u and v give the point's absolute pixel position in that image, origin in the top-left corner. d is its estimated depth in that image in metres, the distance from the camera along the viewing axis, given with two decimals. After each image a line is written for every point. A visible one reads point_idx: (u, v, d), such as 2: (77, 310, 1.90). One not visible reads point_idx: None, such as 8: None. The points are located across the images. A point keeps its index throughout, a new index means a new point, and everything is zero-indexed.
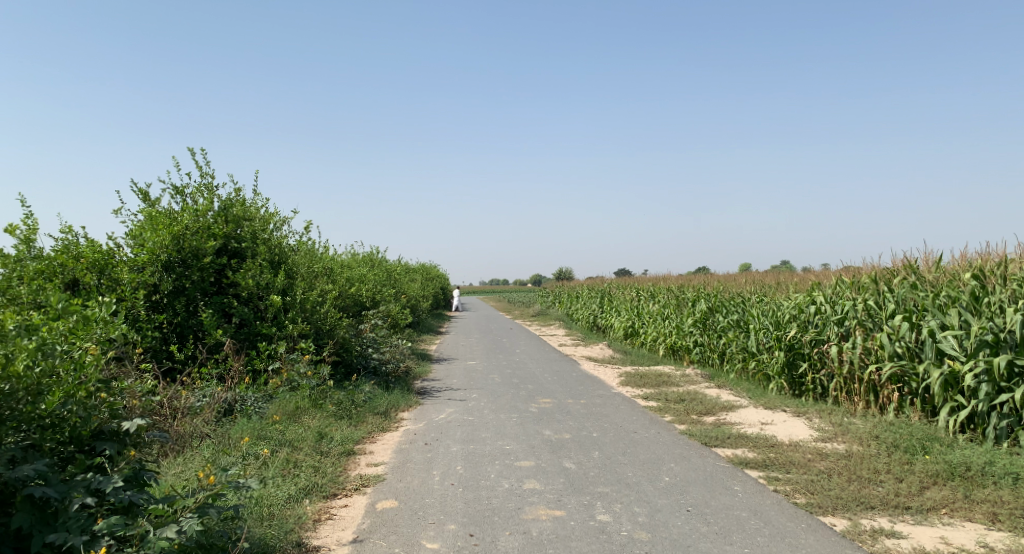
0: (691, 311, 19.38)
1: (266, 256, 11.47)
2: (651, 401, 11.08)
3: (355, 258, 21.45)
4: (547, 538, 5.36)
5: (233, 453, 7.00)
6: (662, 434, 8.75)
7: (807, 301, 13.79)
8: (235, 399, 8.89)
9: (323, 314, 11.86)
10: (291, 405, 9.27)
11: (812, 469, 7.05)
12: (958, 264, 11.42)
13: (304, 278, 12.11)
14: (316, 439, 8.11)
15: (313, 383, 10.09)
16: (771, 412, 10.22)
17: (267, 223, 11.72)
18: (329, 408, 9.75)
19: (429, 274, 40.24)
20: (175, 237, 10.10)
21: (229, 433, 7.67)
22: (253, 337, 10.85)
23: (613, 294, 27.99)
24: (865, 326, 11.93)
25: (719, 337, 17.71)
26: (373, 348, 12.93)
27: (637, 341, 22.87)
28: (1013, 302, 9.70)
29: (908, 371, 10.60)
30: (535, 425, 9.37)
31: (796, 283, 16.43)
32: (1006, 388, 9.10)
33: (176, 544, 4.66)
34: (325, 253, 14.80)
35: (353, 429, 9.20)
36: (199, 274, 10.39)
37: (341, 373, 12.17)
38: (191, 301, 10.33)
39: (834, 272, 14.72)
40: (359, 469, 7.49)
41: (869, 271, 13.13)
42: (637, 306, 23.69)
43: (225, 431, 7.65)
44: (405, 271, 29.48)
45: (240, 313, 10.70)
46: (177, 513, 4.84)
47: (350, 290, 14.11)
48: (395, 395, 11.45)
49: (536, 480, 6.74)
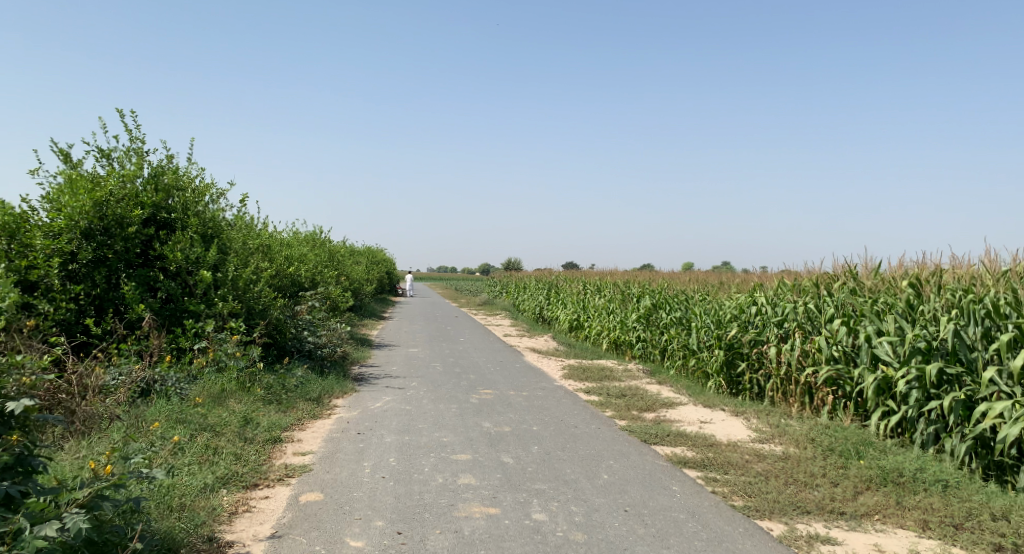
0: (636, 306, 19.38)
1: (197, 229, 11.08)
2: (593, 396, 10.95)
3: (298, 238, 20.96)
4: (479, 538, 5.12)
5: (147, 437, 6.60)
6: (602, 430, 8.58)
7: (748, 302, 13.82)
8: (156, 379, 8.47)
9: (257, 294, 11.42)
10: (215, 388, 8.89)
11: (749, 471, 6.94)
12: (895, 272, 11.47)
13: (238, 254, 11.67)
14: (239, 425, 7.76)
15: (242, 364, 9.68)
16: (710, 410, 10.14)
17: (201, 195, 11.34)
18: (258, 391, 9.36)
19: (375, 259, 39.74)
20: (98, 203, 9.74)
21: (144, 415, 7.26)
22: (178, 315, 10.43)
23: (560, 287, 27.89)
24: (805, 329, 11.95)
25: (661, 334, 17.73)
26: (309, 331, 12.53)
27: (581, 334, 22.82)
28: (947, 310, 9.70)
29: (843, 374, 10.58)
30: (474, 416, 9.12)
31: (739, 283, 16.52)
32: (935, 395, 9.07)
33: (56, 544, 4.23)
34: (263, 231, 14.32)
35: (282, 415, 8.84)
36: (124, 244, 10.04)
37: (273, 355, 11.77)
38: (113, 273, 9.99)
39: (777, 274, 14.80)
40: (284, 458, 7.16)
41: (811, 274, 13.21)
42: (583, 300, 23.61)
43: (140, 413, 7.26)
44: (350, 255, 29.03)
45: (166, 288, 10.27)
46: (62, 508, 4.41)
47: (288, 270, 13.68)
48: (330, 380, 11.11)
49: (472, 475, 6.49)
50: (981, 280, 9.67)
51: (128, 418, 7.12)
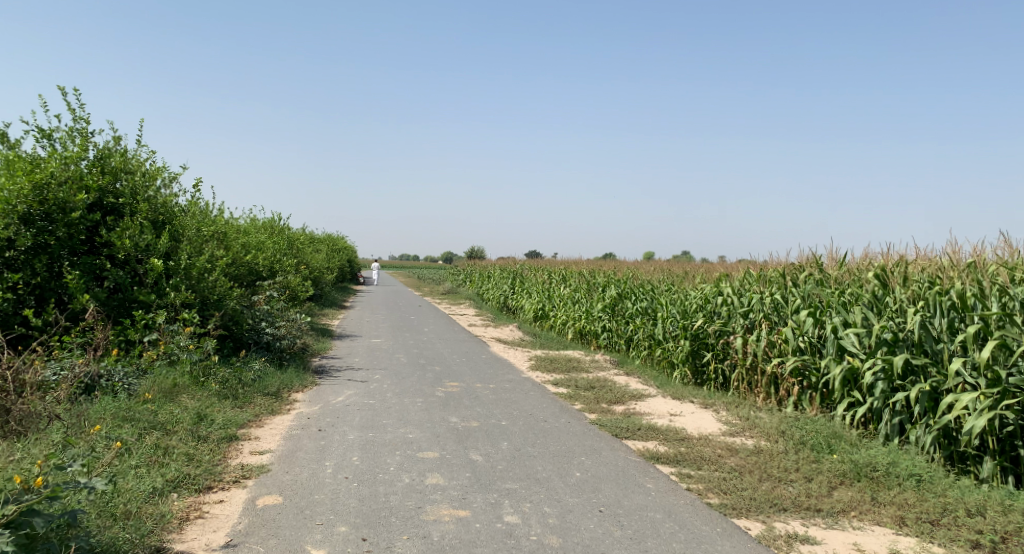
0: (601, 296, 19.23)
1: (146, 215, 10.65)
2: (560, 388, 10.73)
3: (256, 225, 20.41)
4: (449, 543, 4.87)
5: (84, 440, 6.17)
6: (572, 424, 8.36)
7: (714, 293, 13.71)
8: (102, 374, 8.03)
9: (211, 283, 10.96)
10: (166, 383, 8.48)
11: (723, 466, 6.76)
12: (862, 262, 11.41)
13: (191, 242, 11.20)
14: (191, 422, 7.40)
15: (195, 357, 9.24)
16: (678, 402, 9.98)
17: (152, 179, 10.90)
18: (212, 386, 8.96)
19: (336, 247, 39.15)
20: (38, 186, 9.31)
21: (86, 415, 6.79)
22: (127, 305, 10.06)
23: (524, 276, 27.66)
24: (771, 320, 11.82)
25: (626, 324, 17.60)
26: (267, 322, 12.12)
27: (545, 324, 22.63)
28: (913, 302, 9.63)
29: (810, 365, 10.47)
30: (441, 411, 8.84)
31: (705, 273, 16.45)
32: (901, 387, 8.99)
33: None
34: (219, 217, 13.82)
35: (238, 410, 8.47)
36: (67, 230, 9.59)
37: (228, 347, 11.35)
38: (54, 261, 9.56)
39: (743, 264, 14.73)
40: (240, 458, 6.81)
41: (777, 265, 13.14)
42: (548, 289, 23.42)
43: (83, 413, 6.79)
44: (310, 243, 28.50)
45: (114, 277, 9.90)
46: None
47: (245, 258, 13.24)
48: (289, 372, 10.73)
49: (440, 474, 6.22)
50: (947, 273, 9.61)
51: (68, 418, 6.66)
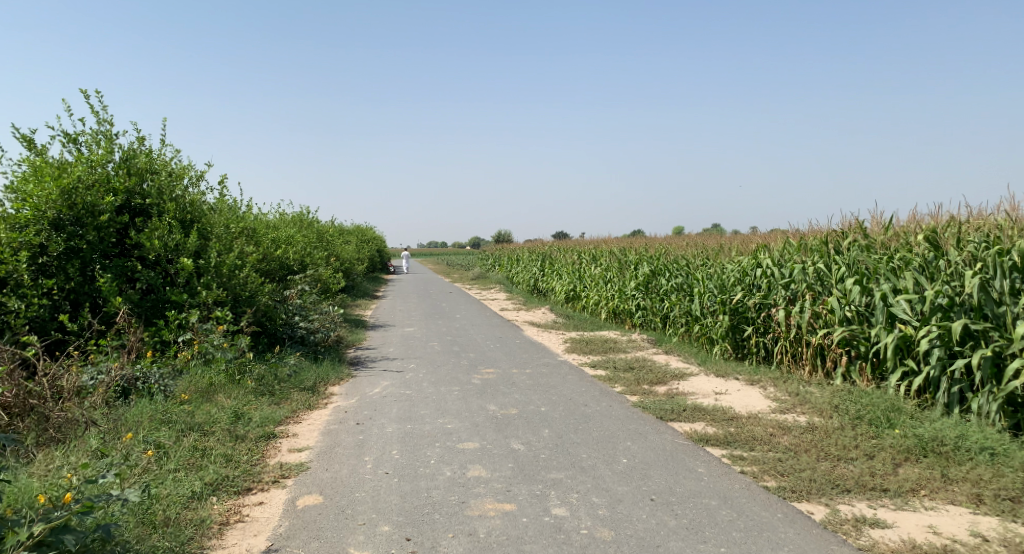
0: (634, 274, 18.91)
1: (175, 215, 10.59)
2: (599, 370, 10.49)
3: (284, 219, 20.36)
4: (496, 540, 4.68)
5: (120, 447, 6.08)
6: (614, 407, 8.13)
7: (751, 265, 13.34)
8: (138, 376, 7.96)
9: (242, 280, 10.87)
10: (203, 382, 8.40)
11: (777, 446, 6.49)
12: (909, 225, 10.98)
13: (220, 239, 11.12)
14: (228, 422, 7.29)
15: (230, 355, 9.14)
16: (723, 379, 9.69)
17: (179, 178, 10.84)
18: (248, 384, 8.87)
19: (365, 237, 39.17)
20: (66, 191, 9.28)
21: (123, 419, 6.69)
22: (160, 306, 10.01)
23: (554, 258, 27.39)
24: (814, 291, 11.43)
25: (662, 301, 17.27)
26: (300, 316, 12.03)
27: (578, 305, 22.36)
28: (969, 265, 9.21)
29: (858, 335, 10.07)
30: (479, 399, 8.66)
31: (740, 245, 16.05)
32: (959, 353, 8.64)
33: None
34: (248, 213, 13.75)
35: (275, 407, 8.36)
36: (97, 234, 9.56)
37: (263, 343, 11.27)
38: (87, 265, 9.51)
39: (781, 234, 14.31)
40: (279, 456, 6.69)
41: (817, 233, 12.72)
42: (579, 270, 23.14)
43: (119, 417, 6.68)
44: (339, 234, 28.45)
45: (146, 278, 9.85)
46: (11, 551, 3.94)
47: (275, 253, 13.15)
48: (324, 366, 10.62)
49: (482, 467, 6.03)
50: (1005, 232, 9.18)
51: (105, 421, 6.57)
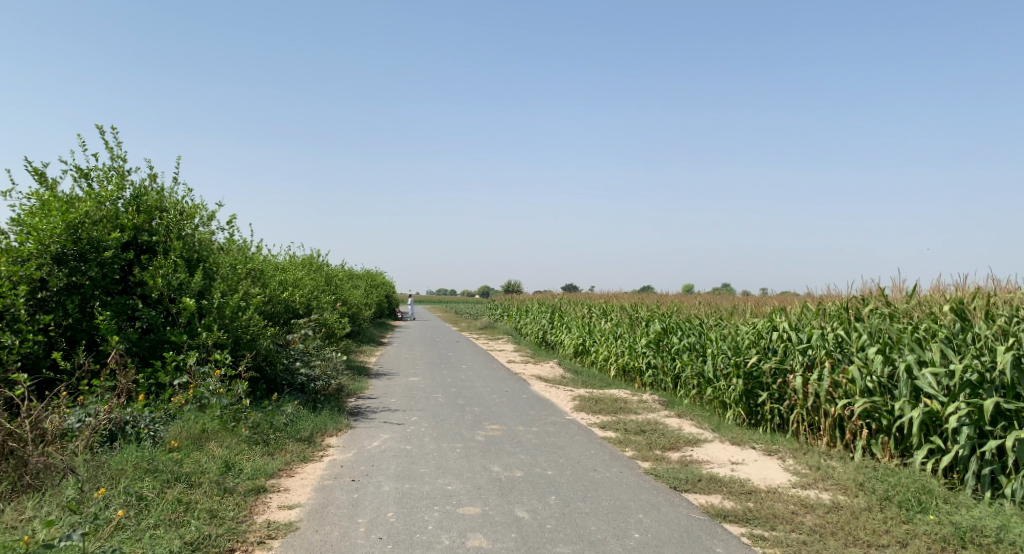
0: (645, 330, 18.53)
1: (182, 253, 10.36)
2: (609, 432, 10.06)
3: (293, 261, 20.14)
4: None
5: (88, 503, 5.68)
6: (626, 474, 7.71)
7: (767, 327, 12.94)
8: (128, 420, 7.64)
9: (245, 322, 10.55)
10: (195, 428, 8.04)
11: (801, 526, 6.06)
12: (933, 294, 10.60)
13: (225, 280, 10.86)
14: (216, 473, 6.90)
15: (226, 401, 8.77)
16: (738, 448, 9.24)
17: (189, 217, 10.64)
18: (242, 432, 8.49)
19: (374, 281, 38.95)
20: (72, 226, 9.08)
21: (100, 468, 6.26)
22: (159, 346, 9.70)
23: (564, 310, 27.02)
24: (834, 358, 10.97)
25: (673, 360, 16.86)
26: (302, 362, 11.68)
27: (587, 360, 21.94)
28: (1000, 339, 8.84)
29: (880, 407, 9.57)
30: (481, 458, 8.24)
31: (756, 306, 15.68)
32: (990, 432, 8.23)
33: None
34: (257, 254, 13.52)
35: (268, 459, 7.97)
36: (100, 269, 9.34)
37: (262, 389, 10.91)
38: (86, 301, 9.26)
39: (798, 297, 13.95)
40: (267, 513, 6.29)
41: (836, 298, 12.33)
42: (588, 324, 22.75)
43: (99, 466, 6.25)
44: (347, 278, 28.22)
45: (146, 317, 9.57)
46: None
47: (281, 296, 12.86)
48: (323, 415, 10.23)
49: (483, 536, 5.64)
50: None
51: (85, 469, 6.17)
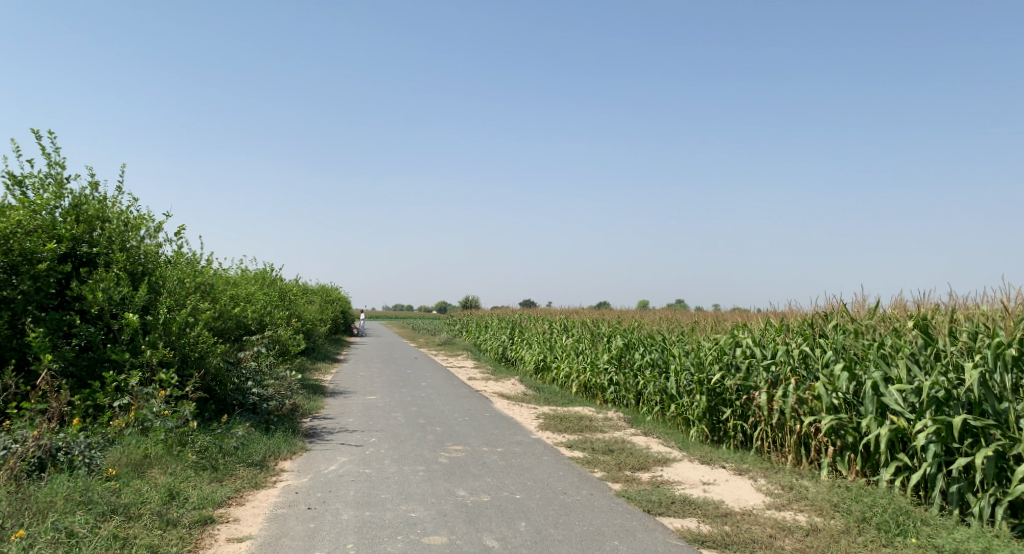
0: (607, 346, 18.31)
1: (124, 266, 9.81)
2: (576, 452, 9.73)
3: (245, 276, 19.52)
4: None
5: (11, 545, 5.26)
6: (596, 497, 7.38)
7: (730, 343, 12.74)
8: (61, 446, 7.12)
9: (193, 339, 9.99)
10: (135, 453, 7.53)
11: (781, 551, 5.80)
12: (896, 308, 10.47)
13: (172, 294, 10.31)
14: (159, 503, 6.44)
15: (171, 423, 8.21)
16: (708, 467, 8.99)
17: (133, 228, 10.10)
18: (188, 456, 7.96)
19: (329, 297, 38.20)
20: (3, 236, 8.54)
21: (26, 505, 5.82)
22: (97, 365, 9.14)
23: (524, 326, 26.71)
24: (798, 375, 10.72)
25: (635, 377, 16.64)
26: (253, 382, 11.15)
27: (547, 377, 21.63)
28: (966, 355, 8.71)
29: (846, 424, 9.26)
30: (445, 482, 7.84)
31: (718, 321, 15.55)
32: (958, 450, 8.08)
33: None
34: (208, 268, 12.95)
35: (217, 486, 7.49)
36: (34, 283, 8.79)
37: (210, 411, 10.37)
38: (18, 317, 8.71)
39: (761, 311, 13.82)
40: (215, 547, 5.84)
41: (798, 313, 12.16)
42: (548, 339, 22.46)
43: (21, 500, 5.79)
44: (302, 293, 27.55)
45: (84, 334, 9.03)
46: None
47: (233, 311, 12.31)
48: (276, 437, 9.73)
49: None
50: (1001, 322, 8.69)
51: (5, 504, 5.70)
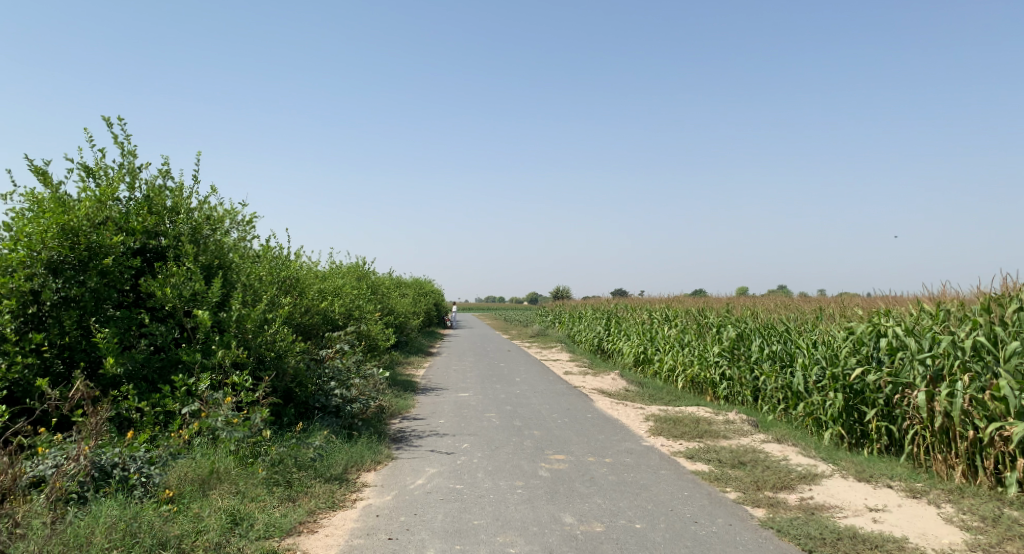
0: (717, 338, 16.68)
1: (198, 260, 8.97)
2: (700, 464, 8.35)
3: (336, 269, 18.75)
4: None
5: None
6: (738, 530, 6.02)
7: (870, 332, 10.99)
8: (116, 463, 6.26)
9: (270, 338, 9.12)
10: (203, 467, 6.62)
11: None
12: None
13: (248, 289, 9.46)
14: (218, 533, 5.56)
15: (240, 434, 7.18)
16: (867, 486, 7.43)
17: (209, 220, 9.27)
18: (259, 472, 6.98)
19: (422, 290, 37.50)
20: (70, 229, 7.82)
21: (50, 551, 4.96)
22: (169, 368, 8.33)
23: (621, 316, 25.21)
24: (971, 371, 9.06)
25: (751, 371, 14.98)
26: (337, 381, 10.19)
27: (650, 370, 20.13)
28: None
29: None
30: (550, 504, 6.62)
31: (850, 309, 13.71)
32: None
33: None
34: (295, 260, 12.12)
35: (288, 507, 6.52)
36: (103, 279, 8.04)
37: (290, 416, 9.48)
38: (86, 318, 7.97)
39: (906, 297, 11.97)
40: None
41: (961, 299, 10.37)
42: (650, 330, 20.95)
43: None
44: (394, 286, 26.82)
45: (156, 334, 8.24)
46: None
47: (318, 305, 11.40)
48: (359, 445, 8.72)
49: None
50: None
51: None
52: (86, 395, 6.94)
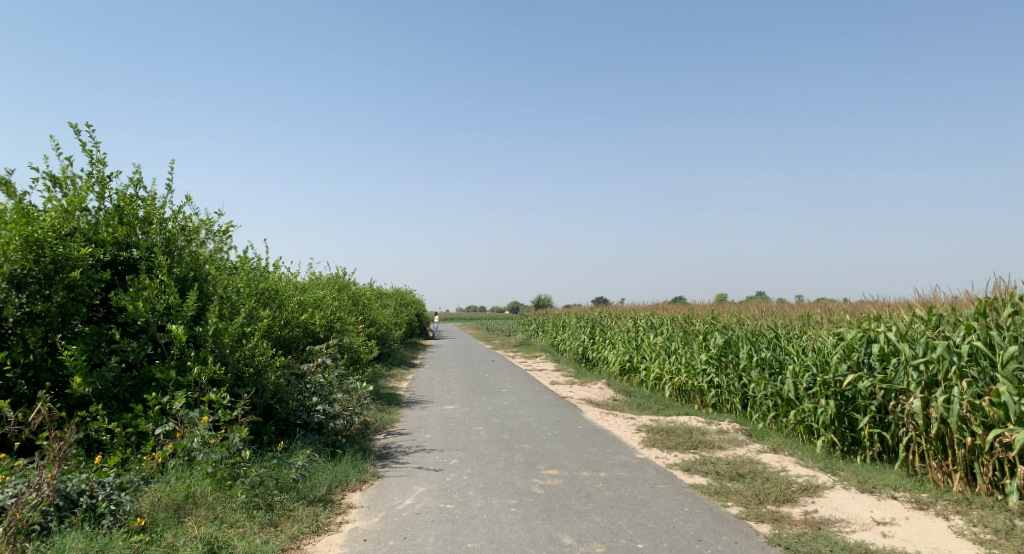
0: (704, 345, 16.45)
1: (173, 272, 8.58)
2: (697, 477, 8.07)
3: (316, 281, 18.33)
4: None
5: None
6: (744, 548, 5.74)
7: (862, 338, 10.78)
8: (83, 490, 5.87)
9: (248, 352, 8.74)
10: (178, 491, 6.26)
11: None
12: None
13: (225, 301, 9.07)
14: None
15: (218, 455, 6.79)
16: (870, 498, 7.18)
17: (182, 230, 8.88)
18: (238, 495, 6.61)
19: (404, 301, 37.04)
20: (35, 241, 7.40)
21: None
22: (142, 386, 7.95)
23: (606, 324, 24.92)
24: (968, 377, 8.87)
25: (739, 378, 14.75)
26: (318, 397, 9.81)
27: (635, 379, 19.85)
28: None
29: None
30: (546, 524, 6.31)
31: (839, 315, 13.51)
32: None
33: None
34: (273, 272, 11.72)
35: (269, 533, 6.15)
36: (71, 294, 7.64)
37: (269, 435, 9.09)
38: (53, 334, 7.56)
39: (897, 301, 11.78)
40: None
41: (954, 303, 10.20)
42: (636, 338, 20.68)
43: None
44: (376, 297, 26.39)
45: (128, 351, 7.85)
46: None
47: (299, 318, 11.01)
48: (342, 463, 8.36)
49: None
50: None
51: None
52: (50, 418, 6.51)
